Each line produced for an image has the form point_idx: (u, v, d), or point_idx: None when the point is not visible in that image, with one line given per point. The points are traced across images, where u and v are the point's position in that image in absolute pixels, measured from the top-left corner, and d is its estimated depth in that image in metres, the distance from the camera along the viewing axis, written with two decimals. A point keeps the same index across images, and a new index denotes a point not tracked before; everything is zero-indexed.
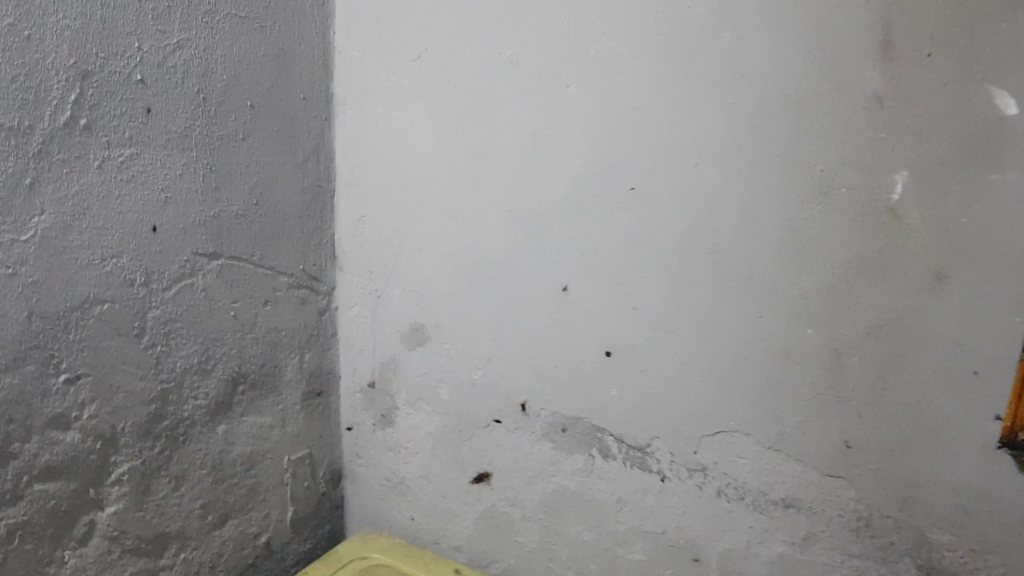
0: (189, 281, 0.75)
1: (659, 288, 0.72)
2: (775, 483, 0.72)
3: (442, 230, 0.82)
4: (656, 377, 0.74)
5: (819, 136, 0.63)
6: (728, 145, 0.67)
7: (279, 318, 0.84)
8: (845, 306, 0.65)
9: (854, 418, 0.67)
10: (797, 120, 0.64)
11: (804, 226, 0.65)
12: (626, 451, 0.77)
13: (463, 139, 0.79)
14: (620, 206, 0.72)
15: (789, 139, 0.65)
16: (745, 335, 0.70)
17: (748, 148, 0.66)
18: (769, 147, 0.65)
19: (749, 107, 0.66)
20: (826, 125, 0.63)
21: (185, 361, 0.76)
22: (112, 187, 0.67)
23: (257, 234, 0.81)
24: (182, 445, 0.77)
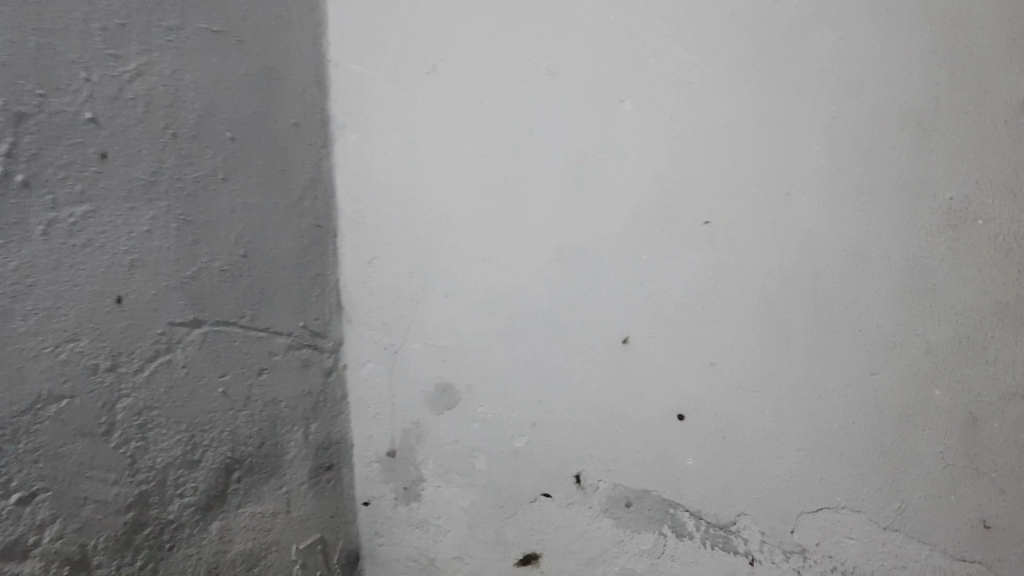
0: (165, 360, 0.62)
1: (745, 340, 0.59)
2: (894, 568, 0.58)
3: (472, 274, 0.70)
4: (742, 446, 0.61)
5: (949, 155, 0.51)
6: (828, 171, 0.54)
7: (278, 388, 0.72)
8: (982, 360, 0.52)
9: (998, 494, 0.53)
10: (919, 138, 0.51)
11: (929, 268, 0.52)
12: (706, 529, 0.64)
13: (491, 167, 0.67)
14: (693, 243, 0.60)
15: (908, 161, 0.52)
16: (854, 396, 0.56)
17: (851, 174, 0.54)
18: (883, 171, 0.53)
19: (853, 124, 0.53)
20: (955, 142, 0.50)
21: (168, 454, 0.63)
22: (64, 255, 0.54)
23: (246, 292, 0.67)
24: (170, 554, 0.64)
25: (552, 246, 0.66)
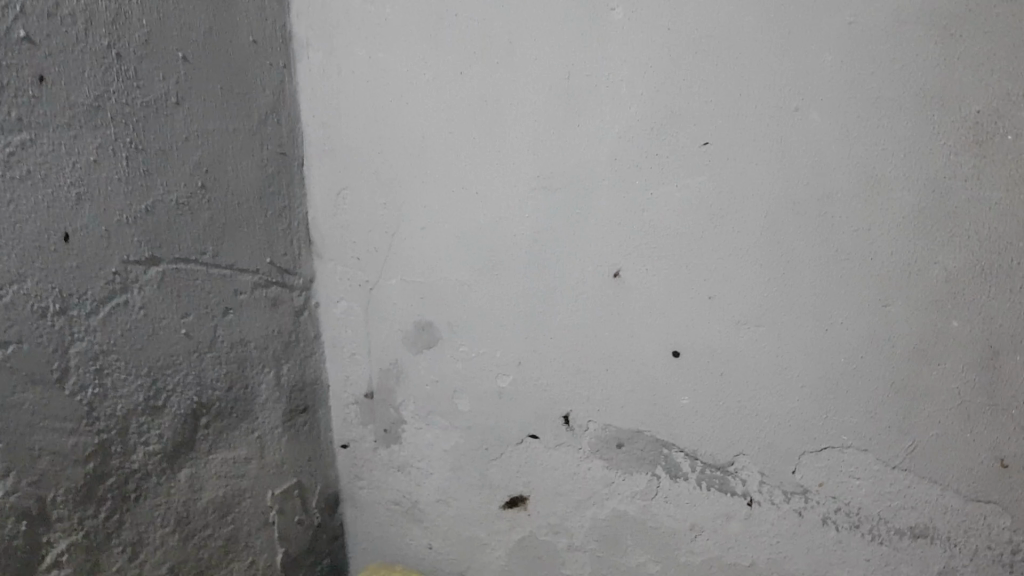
0: (121, 300, 0.57)
1: (747, 272, 0.55)
2: (901, 509, 0.55)
3: (450, 205, 0.65)
4: (740, 384, 0.58)
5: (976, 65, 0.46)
6: (844, 82, 0.50)
7: (247, 328, 0.68)
8: (1007, 290, 0.48)
9: (1017, 432, 0.50)
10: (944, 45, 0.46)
11: (950, 189, 0.48)
12: (702, 470, 0.62)
13: (466, 88, 0.62)
14: (690, 168, 0.55)
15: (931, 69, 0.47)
16: (862, 330, 0.53)
17: (872, 86, 0.49)
18: (901, 82, 0.48)
19: (871, 31, 0.48)
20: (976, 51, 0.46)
21: (129, 399, 0.59)
22: (2, 190, 0.48)
23: (207, 227, 0.63)
24: (136, 504, 0.61)
25: (537, 173, 0.61)
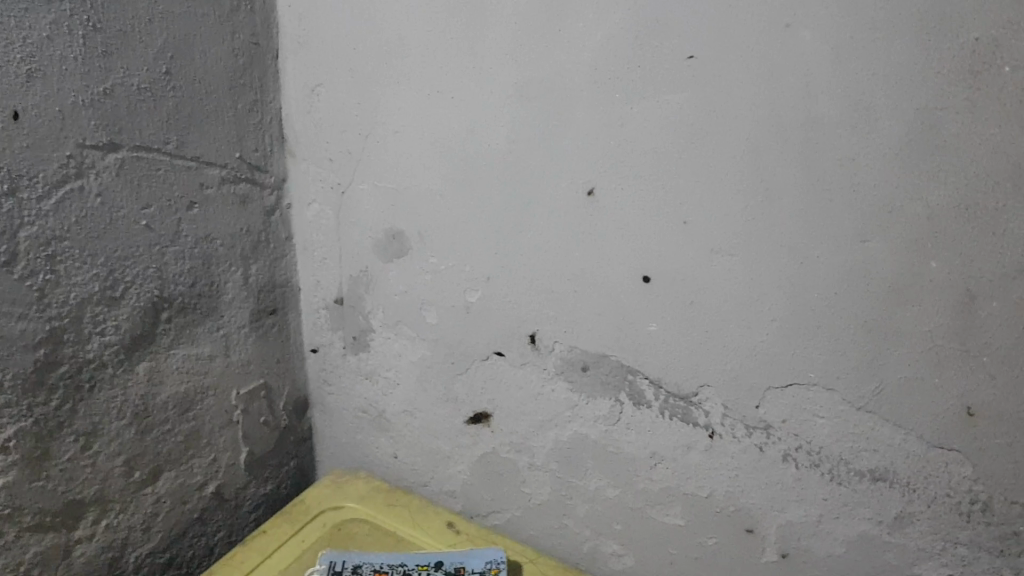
0: (75, 186, 0.55)
1: (724, 197, 0.53)
2: (863, 451, 0.54)
3: (426, 109, 0.63)
4: (709, 313, 0.56)
5: None
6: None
7: (211, 223, 0.67)
8: (989, 233, 0.45)
9: (986, 381, 0.48)
10: None
11: (940, 120, 0.45)
12: (666, 399, 0.61)
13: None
14: (674, 82, 0.52)
15: None
16: (836, 266, 0.50)
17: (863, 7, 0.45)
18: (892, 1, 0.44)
19: None
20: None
21: (84, 288, 0.57)
22: None
23: (168, 115, 0.61)
24: (91, 394, 0.60)
25: (513, 80, 0.58)
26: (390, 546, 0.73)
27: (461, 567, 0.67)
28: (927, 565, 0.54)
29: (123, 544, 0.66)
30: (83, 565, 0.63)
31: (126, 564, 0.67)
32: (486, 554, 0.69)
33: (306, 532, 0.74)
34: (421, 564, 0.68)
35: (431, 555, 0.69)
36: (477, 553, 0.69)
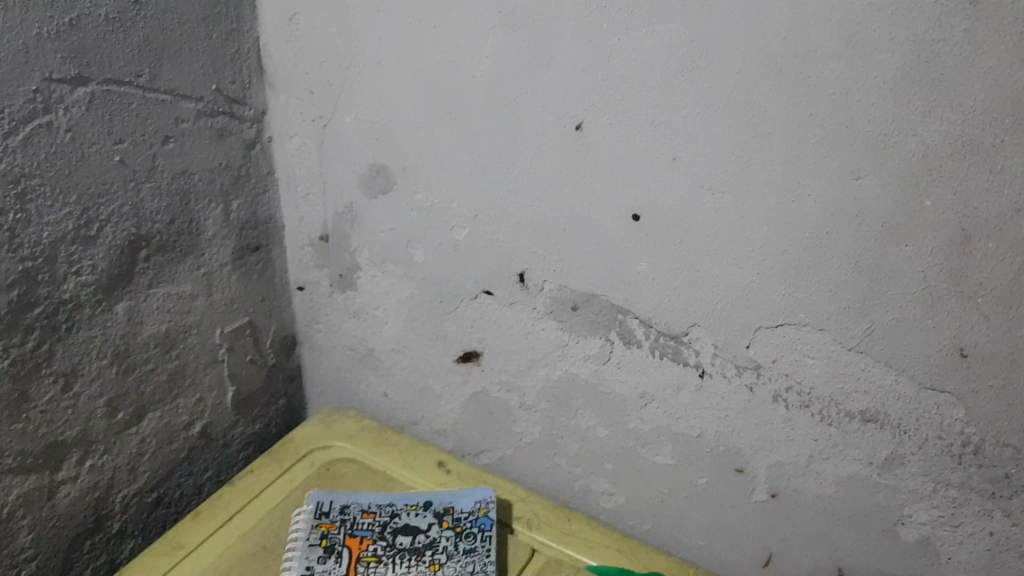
0: (43, 122, 0.53)
1: (715, 132, 0.51)
2: (854, 393, 0.53)
3: (408, 39, 0.61)
4: (698, 252, 0.55)
5: None
6: None
7: (188, 158, 0.65)
8: (987, 170, 0.43)
9: (980, 322, 0.46)
10: None
11: (938, 52, 0.42)
12: (656, 338, 0.60)
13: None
14: (663, 12, 0.50)
15: None
16: (827, 204, 0.49)
17: None
18: None
19: None
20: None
21: (57, 227, 0.56)
22: None
23: (139, 47, 0.58)
24: (69, 334, 0.59)
25: (497, 8, 0.56)
26: (379, 485, 0.72)
27: (450, 508, 0.67)
28: (917, 506, 0.53)
29: (108, 484, 0.66)
30: (68, 505, 0.63)
31: (113, 503, 0.67)
32: (476, 495, 0.68)
33: (295, 471, 0.73)
34: (411, 505, 0.67)
35: (420, 495, 0.68)
36: (466, 494, 0.68)
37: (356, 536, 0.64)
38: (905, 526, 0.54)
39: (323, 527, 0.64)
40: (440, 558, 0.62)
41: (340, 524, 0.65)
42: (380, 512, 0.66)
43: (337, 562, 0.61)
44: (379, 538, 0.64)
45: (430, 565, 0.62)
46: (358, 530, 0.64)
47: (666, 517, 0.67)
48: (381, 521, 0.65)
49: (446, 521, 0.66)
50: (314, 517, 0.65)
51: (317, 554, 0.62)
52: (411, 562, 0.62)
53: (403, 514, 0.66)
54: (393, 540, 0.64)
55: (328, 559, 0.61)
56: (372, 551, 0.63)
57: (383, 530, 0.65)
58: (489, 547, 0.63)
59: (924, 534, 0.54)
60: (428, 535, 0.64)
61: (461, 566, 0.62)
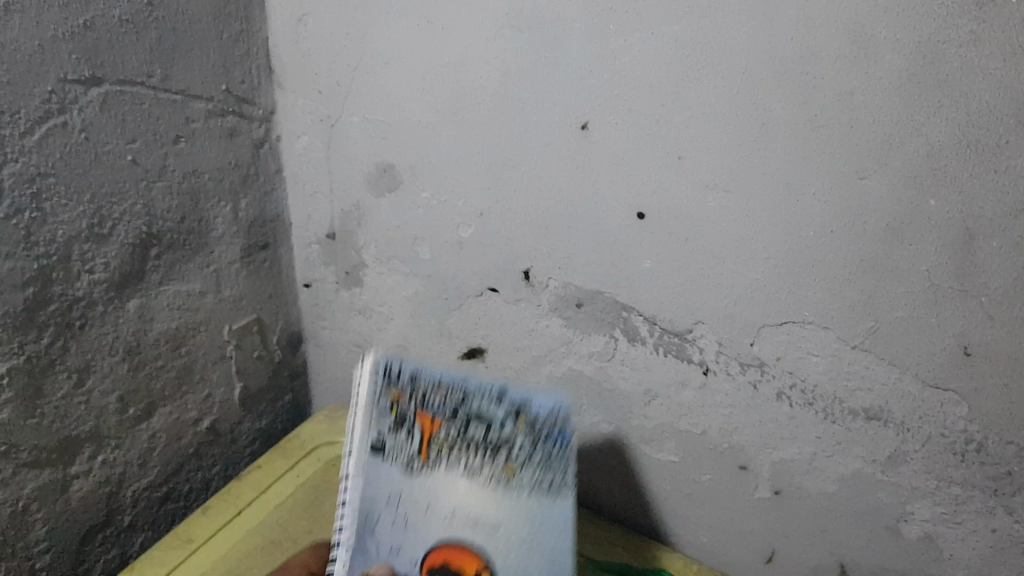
0: (58, 122, 0.54)
1: (719, 132, 0.52)
2: (857, 390, 0.53)
3: (416, 39, 0.62)
4: (704, 251, 0.56)
5: None
6: None
7: (199, 157, 0.66)
8: (992, 170, 0.44)
9: (984, 321, 0.47)
10: None
11: (944, 55, 0.43)
12: (660, 336, 0.61)
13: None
14: (670, 14, 0.50)
15: None
16: (832, 203, 0.49)
17: None
18: None
19: None
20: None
21: (71, 226, 0.57)
22: None
23: (152, 48, 0.59)
24: (82, 331, 0.60)
25: (505, 9, 0.57)
26: None
27: (526, 406, 0.59)
28: (920, 503, 0.54)
29: (119, 479, 0.67)
30: (80, 499, 0.64)
31: (123, 498, 0.68)
32: (551, 394, 0.59)
33: (304, 465, 0.74)
34: (482, 388, 0.59)
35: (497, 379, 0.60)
36: (541, 393, 0.60)
37: (427, 416, 0.58)
38: (907, 523, 0.55)
39: (393, 395, 0.58)
40: (517, 463, 0.57)
41: (410, 396, 0.58)
42: (455, 391, 0.59)
43: (407, 445, 0.57)
44: (450, 424, 0.58)
45: (505, 468, 0.57)
46: (430, 405, 0.58)
47: (671, 513, 0.67)
48: (456, 408, 0.58)
49: (524, 416, 0.59)
50: (385, 377, 0.58)
51: (388, 426, 0.57)
52: (484, 458, 0.57)
53: (477, 399, 0.59)
54: (463, 430, 0.58)
55: (394, 433, 0.57)
56: (445, 434, 0.57)
57: (456, 413, 0.58)
58: (567, 471, 0.57)
59: (926, 530, 0.54)
60: (502, 432, 0.58)
61: (534, 477, 0.57)
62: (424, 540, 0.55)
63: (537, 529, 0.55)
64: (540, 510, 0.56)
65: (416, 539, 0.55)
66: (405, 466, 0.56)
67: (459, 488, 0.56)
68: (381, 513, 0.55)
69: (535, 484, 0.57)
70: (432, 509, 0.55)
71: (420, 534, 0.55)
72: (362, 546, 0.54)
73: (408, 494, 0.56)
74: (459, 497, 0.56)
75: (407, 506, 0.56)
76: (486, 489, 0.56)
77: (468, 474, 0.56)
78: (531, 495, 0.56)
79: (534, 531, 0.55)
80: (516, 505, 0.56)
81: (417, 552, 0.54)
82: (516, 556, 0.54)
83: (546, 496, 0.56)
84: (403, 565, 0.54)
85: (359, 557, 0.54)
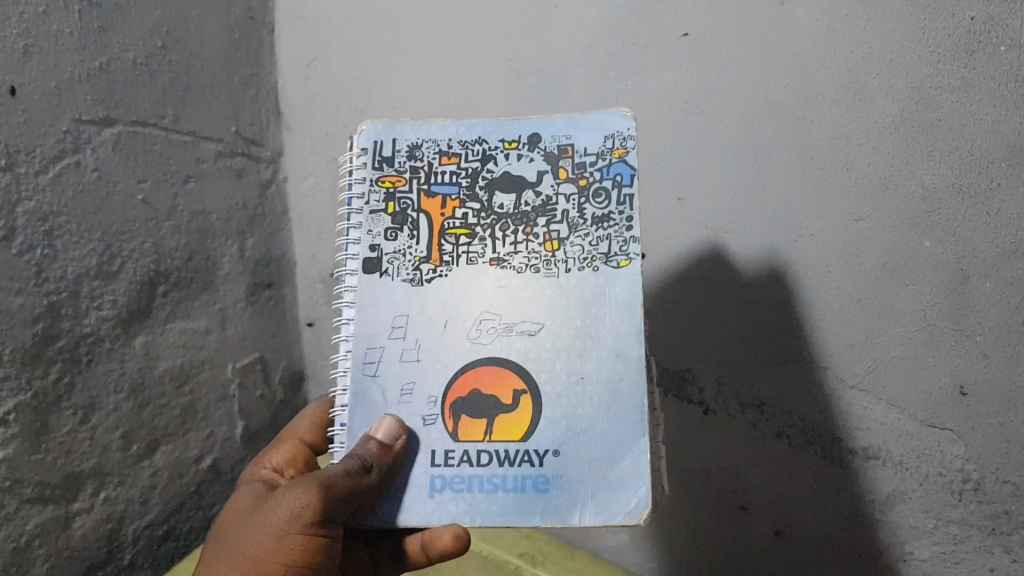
0: (71, 162, 0.56)
1: (715, 175, 0.54)
2: (856, 430, 0.54)
3: (422, 84, 0.66)
4: (699, 290, 0.58)
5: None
6: None
7: (208, 198, 0.69)
8: (984, 213, 0.44)
9: (979, 361, 0.47)
10: None
11: (935, 99, 0.44)
12: (659, 375, 0.63)
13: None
14: (670, 62, 0.53)
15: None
16: (830, 245, 0.50)
17: None
18: None
19: None
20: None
21: (81, 263, 0.58)
22: None
23: (166, 91, 0.64)
24: (89, 369, 0.60)
25: (509, 57, 0.60)
26: None
27: (568, 149, 0.50)
28: (919, 543, 0.54)
29: (122, 517, 0.65)
30: (82, 538, 0.62)
31: (125, 536, 0.66)
32: (603, 124, 0.50)
33: None
34: (509, 142, 0.50)
35: (528, 123, 0.50)
36: (590, 122, 0.50)
37: (435, 198, 0.50)
38: (907, 563, 0.55)
39: (387, 182, 0.50)
40: (559, 233, 0.48)
41: (411, 179, 0.50)
42: (470, 155, 0.50)
43: (414, 238, 0.49)
44: (469, 201, 0.49)
45: (545, 243, 0.48)
46: (438, 186, 0.50)
47: (676, 555, 0.67)
48: (470, 168, 0.50)
49: (562, 170, 0.49)
50: (379, 169, 0.50)
51: (392, 223, 0.49)
52: (519, 238, 0.49)
53: (499, 155, 0.50)
54: (488, 201, 0.49)
55: (404, 231, 0.49)
56: (459, 218, 0.49)
57: (472, 184, 0.50)
58: (629, 211, 0.48)
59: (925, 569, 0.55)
60: (538, 194, 0.49)
61: (584, 241, 0.48)
62: (446, 367, 0.47)
63: (607, 310, 0.47)
64: (602, 288, 0.47)
65: (433, 373, 0.47)
66: (412, 276, 0.49)
67: (484, 284, 0.48)
68: (380, 327, 0.48)
69: (584, 252, 0.48)
70: (451, 327, 0.48)
71: (438, 365, 0.47)
72: (362, 394, 0.47)
73: (418, 315, 0.48)
74: (489, 295, 0.48)
75: (420, 332, 0.48)
76: (526, 284, 0.48)
77: (500, 263, 0.48)
78: (579, 266, 0.48)
79: (598, 313, 0.47)
80: (561, 286, 0.48)
81: (436, 388, 0.47)
82: (562, 364, 0.46)
83: (595, 273, 0.47)
84: (416, 424, 0.46)
85: (360, 406, 0.46)
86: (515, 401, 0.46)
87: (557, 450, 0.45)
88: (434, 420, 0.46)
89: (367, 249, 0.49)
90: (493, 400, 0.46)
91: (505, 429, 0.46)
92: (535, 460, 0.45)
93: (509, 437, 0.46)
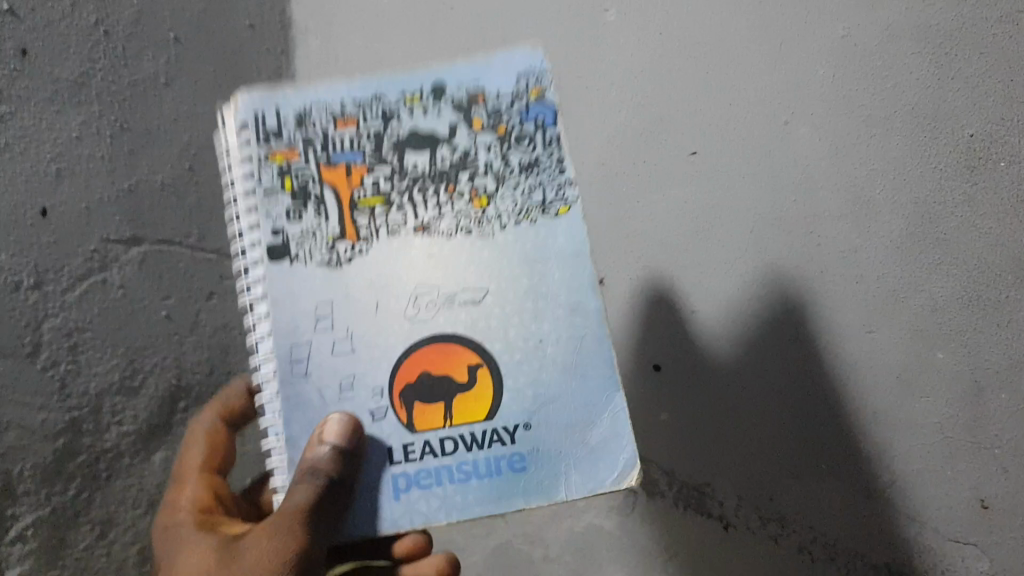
0: (99, 278, 0.59)
1: (721, 285, 0.55)
2: (877, 542, 0.50)
3: None
4: (722, 402, 0.57)
5: (890, 95, 0.46)
6: (786, 79, 0.50)
7: (232, 312, 0.71)
8: (993, 324, 0.44)
9: (997, 474, 0.45)
10: (863, 68, 0.47)
11: (941, 215, 0.45)
12: (680, 488, 0.61)
13: None
14: (682, 176, 0.56)
15: (895, 95, 0.46)
16: (847, 357, 0.50)
17: (802, 101, 0.50)
18: (850, 106, 0.48)
19: (791, 56, 0.50)
20: (961, 71, 0.43)
21: (104, 378, 0.59)
22: None
23: (192, 211, 0.66)
24: (107, 484, 0.59)
25: None
26: None
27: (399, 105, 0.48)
28: None
29: None
30: None
31: None
32: (511, 63, 0.48)
33: None
34: (410, 95, 0.47)
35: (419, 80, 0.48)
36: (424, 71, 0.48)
37: (341, 167, 0.46)
38: None
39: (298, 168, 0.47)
40: (486, 188, 0.47)
41: (302, 151, 0.47)
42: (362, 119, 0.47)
43: (325, 215, 0.46)
44: (377, 166, 0.47)
45: (473, 200, 0.46)
46: (339, 155, 0.47)
47: None
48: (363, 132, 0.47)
49: (476, 118, 0.47)
50: (274, 147, 0.47)
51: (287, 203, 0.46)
52: (440, 199, 0.46)
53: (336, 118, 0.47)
54: (399, 162, 0.47)
55: (311, 211, 0.46)
56: (368, 187, 0.46)
57: (377, 150, 0.47)
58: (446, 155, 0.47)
59: None
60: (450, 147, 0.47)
61: (512, 194, 0.47)
62: (386, 354, 0.45)
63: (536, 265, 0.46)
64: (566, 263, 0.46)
65: (375, 363, 0.45)
66: (327, 258, 0.46)
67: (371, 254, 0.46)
68: (304, 327, 0.45)
69: (516, 206, 0.46)
70: (384, 308, 0.45)
71: (377, 352, 0.45)
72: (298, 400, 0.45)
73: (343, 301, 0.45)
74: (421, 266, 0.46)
75: (348, 320, 0.45)
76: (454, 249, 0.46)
77: (426, 229, 0.46)
78: (511, 222, 0.46)
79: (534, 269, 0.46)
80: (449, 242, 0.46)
81: (381, 378, 0.45)
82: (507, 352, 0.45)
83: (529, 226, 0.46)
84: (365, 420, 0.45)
85: (297, 412, 0.45)
86: (470, 378, 0.45)
87: (528, 424, 0.45)
88: (384, 413, 0.45)
89: (268, 234, 0.46)
90: (448, 379, 0.45)
91: (466, 415, 0.45)
92: (504, 441, 0.45)
93: (471, 420, 0.45)
